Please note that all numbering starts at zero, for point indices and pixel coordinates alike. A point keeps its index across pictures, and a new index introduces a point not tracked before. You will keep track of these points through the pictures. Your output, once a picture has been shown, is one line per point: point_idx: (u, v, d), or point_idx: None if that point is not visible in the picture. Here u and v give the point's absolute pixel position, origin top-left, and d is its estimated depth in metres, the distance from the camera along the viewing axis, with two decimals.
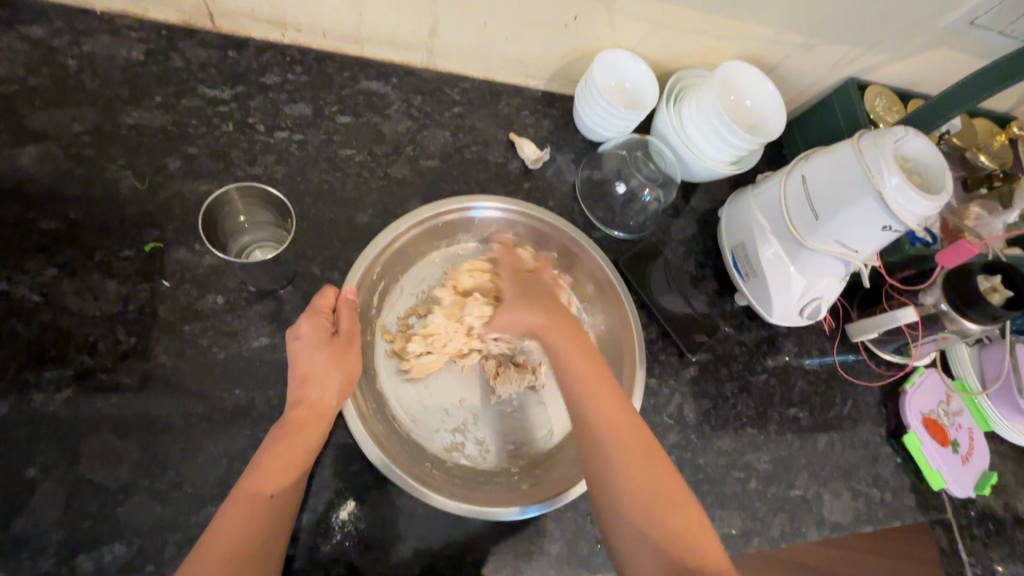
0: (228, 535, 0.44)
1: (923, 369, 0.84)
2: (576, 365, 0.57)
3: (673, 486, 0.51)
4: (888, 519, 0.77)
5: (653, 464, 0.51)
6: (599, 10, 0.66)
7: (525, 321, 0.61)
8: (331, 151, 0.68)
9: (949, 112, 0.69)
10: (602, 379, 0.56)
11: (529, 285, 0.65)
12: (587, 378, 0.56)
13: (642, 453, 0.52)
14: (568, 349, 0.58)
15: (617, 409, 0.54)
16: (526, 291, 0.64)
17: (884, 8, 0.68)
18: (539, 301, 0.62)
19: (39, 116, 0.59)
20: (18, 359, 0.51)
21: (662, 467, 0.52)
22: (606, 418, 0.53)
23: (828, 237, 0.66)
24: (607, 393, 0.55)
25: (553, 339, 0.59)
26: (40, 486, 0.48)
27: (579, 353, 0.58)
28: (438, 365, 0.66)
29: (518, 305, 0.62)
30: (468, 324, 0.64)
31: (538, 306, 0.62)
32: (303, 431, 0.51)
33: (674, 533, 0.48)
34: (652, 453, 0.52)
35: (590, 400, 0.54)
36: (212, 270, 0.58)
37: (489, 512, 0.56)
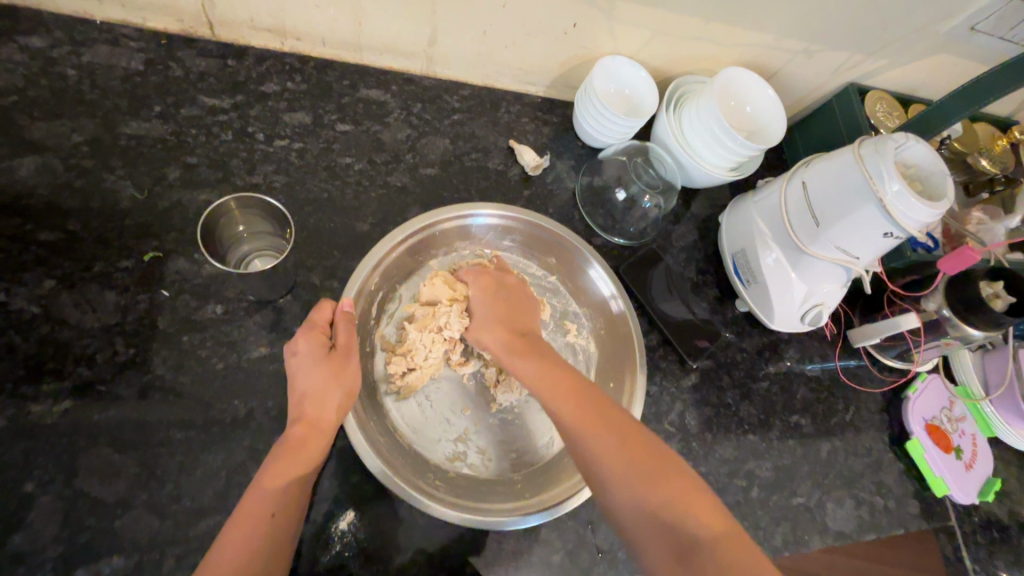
0: (229, 552, 0.43)
1: (926, 375, 0.83)
2: (536, 371, 0.56)
3: (658, 465, 0.48)
4: (892, 527, 0.77)
5: (631, 448, 0.49)
6: (599, 17, 0.66)
7: (489, 337, 0.61)
8: (330, 159, 0.67)
9: (956, 115, 0.68)
10: (566, 379, 0.55)
11: (497, 290, 0.64)
12: (548, 382, 0.55)
13: (616, 433, 0.50)
14: (526, 360, 0.57)
15: (584, 403, 0.53)
16: (491, 302, 0.63)
17: (884, 15, 0.68)
18: (503, 312, 0.62)
19: (38, 128, 0.58)
20: (15, 372, 0.51)
21: (642, 449, 0.49)
22: (575, 415, 0.52)
23: (829, 245, 0.66)
24: (570, 390, 0.54)
25: (510, 355, 0.59)
26: (38, 501, 0.48)
27: (536, 363, 0.57)
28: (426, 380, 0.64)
29: (485, 319, 0.62)
30: (446, 334, 0.64)
31: (500, 318, 0.62)
32: (305, 444, 0.50)
33: (667, 514, 0.45)
34: (629, 437, 0.50)
35: (554, 402, 0.54)
36: (212, 280, 0.58)
37: (493, 522, 0.56)
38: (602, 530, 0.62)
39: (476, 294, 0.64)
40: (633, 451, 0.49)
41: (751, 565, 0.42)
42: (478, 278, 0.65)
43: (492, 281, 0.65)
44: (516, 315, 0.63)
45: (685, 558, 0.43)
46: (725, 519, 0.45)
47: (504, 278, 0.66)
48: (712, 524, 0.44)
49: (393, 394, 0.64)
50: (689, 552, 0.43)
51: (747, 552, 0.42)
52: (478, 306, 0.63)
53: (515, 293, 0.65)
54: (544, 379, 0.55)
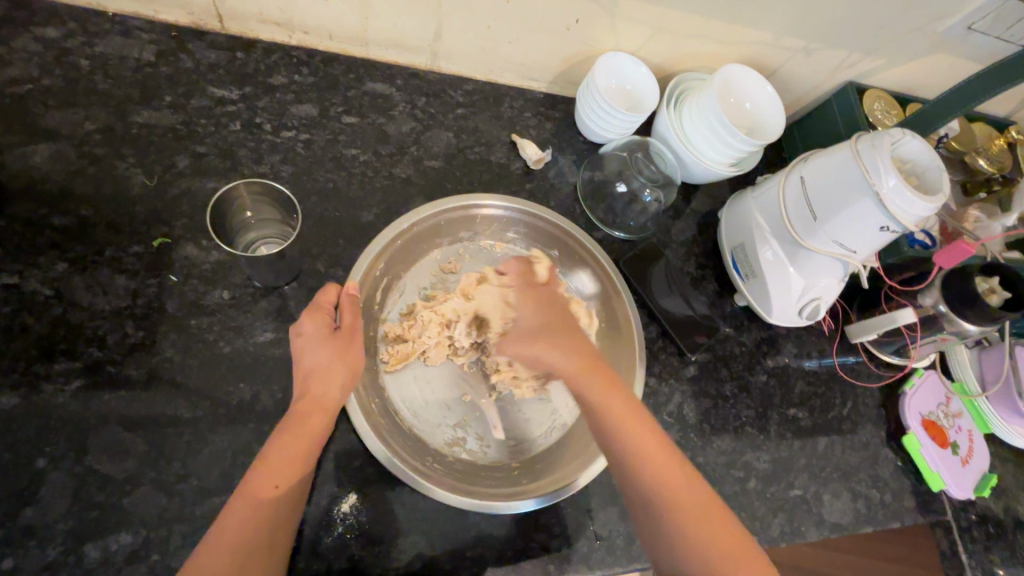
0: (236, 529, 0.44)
1: (923, 371, 0.84)
2: (618, 416, 0.52)
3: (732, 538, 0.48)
4: (888, 520, 0.78)
5: (709, 520, 0.49)
6: (600, 14, 0.67)
7: (551, 357, 0.56)
8: (336, 150, 0.69)
9: (973, 98, 0.67)
10: (645, 428, 0.52)
11: (551, 304, 0.62)
12: (634, 435, 0.51)
13: (696, 499, 0.49)
14: (607, 399, 0.52)
15: (666, 466, 0.50)
16: (549, 321, 0.59)
17: (882, 13, 0.69)
18: (564, 334, 0.58)
19: (52, 116, 0.60)
20: (28, 353, 0.52)
21: (720, 523, 0.49)
22: (657, 477, 0.50)
23: (827, 238, 0.67)
24: (652, 447, 0.51)
25: (589, 384, 0.53)
26: (49, 477, 0.49)
27: (618, 397, 0.53)
28: (412, 356, 0.64)
29: (540, 337, 0.58)
30: (444, 316, 0.65)
31: (569, 346, 0.57)
32: (306, 421, 0.51)
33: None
34: (706, 506, 0.49)
35: (637, 451, 0.50)
36: (220, 267, 0.59)
37: (494, 506, 0.58)
38: (601, 517, 0.63)
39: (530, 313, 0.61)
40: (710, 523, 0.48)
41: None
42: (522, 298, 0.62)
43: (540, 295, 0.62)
44: (575, 335, 0.59)
45: None
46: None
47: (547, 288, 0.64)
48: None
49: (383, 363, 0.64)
50: None
51: None
52: (537, 321, 0.59)
53: (563, 309, 0.62)
54: (626, 431, 0.51)
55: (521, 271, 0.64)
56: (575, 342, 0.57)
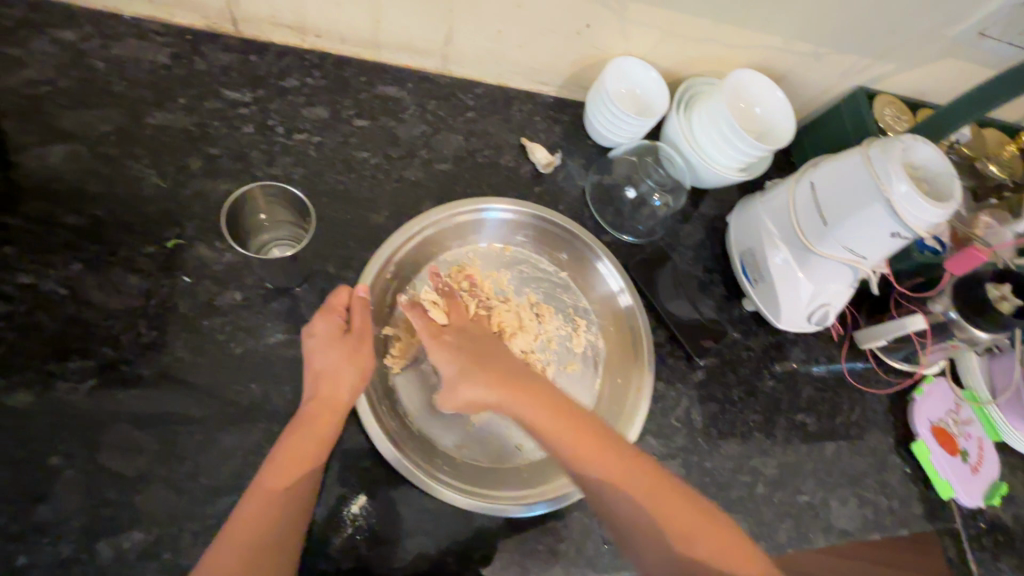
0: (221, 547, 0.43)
1: (932, 378, 0.84)
2: (546, 421, 0.54)
3: (674, 505, 0.51)
4: (896, 527, 0.77)
5: (654, 495, 0.51)
6: (611, 18, 0.68)
7: (478, 393, 0.58)
8: (347, 153, 0.69)
9: (987, 104, 0.67)
10: (570, 421, 0.55)
11: (472, 337, 0.63)
12: (561, 434, 0.53)
13: (632, 474, 0.52)
14: (546, 419, 0.55)
15: (618, 467, 0.52)
16: (465, 354, 0.60)
17: (893, 18, 0.69)
18: (489, 365, 0.59)
19: (68, 117, 0.61)
20: (42, 351, 0.53)
21: (667, 496, 0.51)
22: (611, 479, 0.52)
23: (836, 244, 0.67)
24: (599, 452, 0.53)
25: (507, 402, 0.57)
26: (62, 474, 0.50)
27: (538, 405, 0.56)
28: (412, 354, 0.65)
29: (462, 376, 0.59)
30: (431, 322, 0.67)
31: (484, 375, 0.58)
32: (318, 422, 0.51)
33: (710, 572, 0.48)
34: (663, 492, 0.51)
35: (565, 448, 0.53)
36: (231, 268, 0.60)
37: (503, 509, 0.58)
38: None
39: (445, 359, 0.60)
40: (670, 509, 0.50)
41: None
42: (432, 347, 0.61)
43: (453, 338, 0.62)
44: (505, 363, 0.60)
45: None
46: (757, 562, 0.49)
47: (464, 321, 0.65)
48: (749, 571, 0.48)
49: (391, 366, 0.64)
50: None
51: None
52: (453, 362, 0.60)
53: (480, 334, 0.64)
54: (573, 444, 0.53)
55: (426, 322, 0.62)
56: (490, 368, 0.59)
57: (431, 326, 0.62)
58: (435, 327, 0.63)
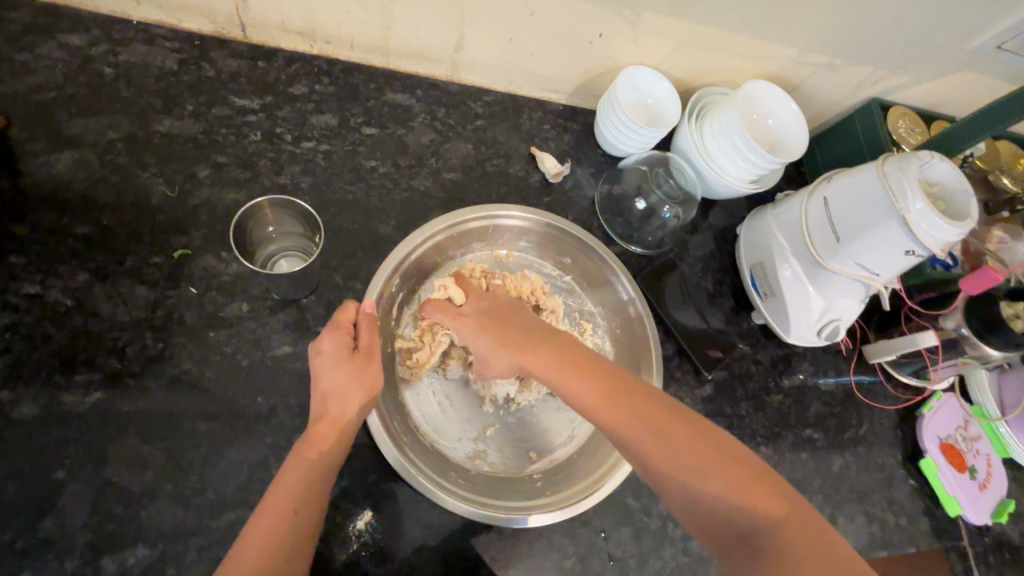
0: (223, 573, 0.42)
1: (941, 394, 0.83)
2: (563, 374, 0.53)
3: (704, 450, 0.46)
4: (903, 545, 0.77)
5: (683, 441, 0.47)
6: (625, 28, 0.67)
7: (503, 361, 0.58)
8: (356, 162, 0.68)
9: (1002, 121, 0.66)
10: (590, 370, 0.53)
11: (492, 306, 0.63)
12: (578, 383, 0.52)
13: (657, 420, 0.48)
14: (553, 368, 0.53)
15: (627, 406, 0.49)
16: (487, 321, 0.61)
17: (909, 31, 0.68)
18: (506, 328, 0.59)
19: (75, 124, 0.60)
20: (49, 362, 0.52)
21: (695, 441, 0.47)
22: (615, 418, 0.49)
23: (849, 260, 0.66)
24: (606, 394, 0.51)
25: (526, 357, 0.56)
26: (68, 488, 0.49)
27: (555, 358, 0.54)
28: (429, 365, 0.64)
29: (488, 350, 0.59)
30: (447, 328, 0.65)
31: (504, 335, 0.58)
32: (325, 441, 0.51)
33: (733, 511, 0.43)
34: (674, 428, 0.48)
35: (586, 399, 0.51)
36: (239, 278, 0.60)
37: (514, 519, 0.57)
38: (615, 537, 0.62)
39: (469, 332, 0.61)
40: (681, 445, 0.46)
41: (819, 542, 0.41)
42: (457, 321, 0.62)
43: (472, 316, 0.62)
44: (521, 322, 0.60)
45: (749, 544, 0.42)
46: (786, 499, 0.44)
47: (483, 295, 0.65)
48: (775, 509, 0.43)
49: (404, 379, 0.65)
50: (752, 537, 0.42)
51: (811, 533, 0.41)
52: (476, 328, 0.60)
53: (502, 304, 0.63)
54: (580, 387, 0.51)
55: (440, 307, 0.63)
56: (509, 330, 0.59)
57: (445, 313, 0.63)
58: (450, 308, 0.63)
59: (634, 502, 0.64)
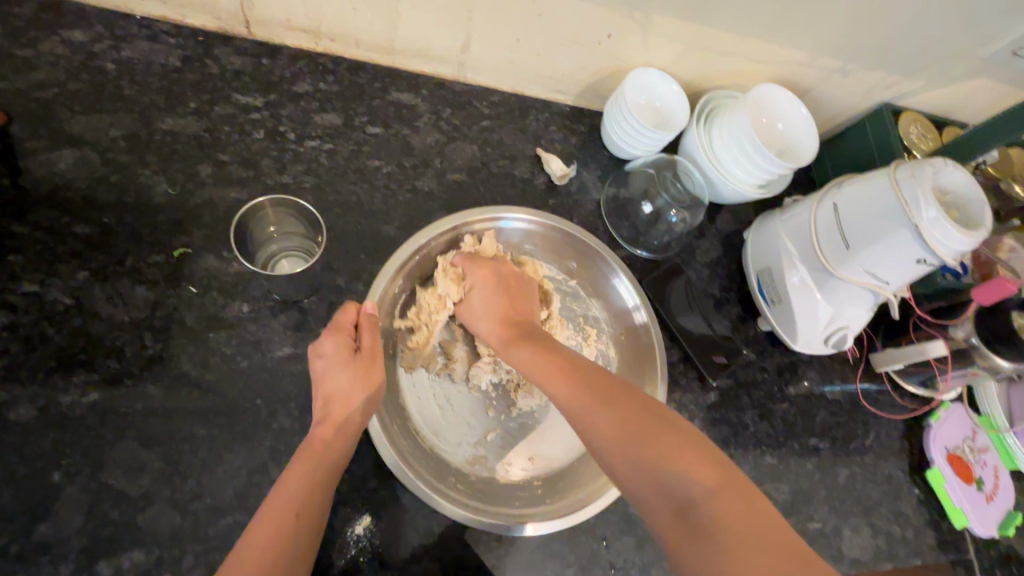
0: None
1: (949, 404, 0.82)
2: (527, 353, 0.55)
3: (646, 422, 0.45)
4: (909, 557, 0.76)
5: (624, 412, 0.46)
6: (634, 30, 0.66)
7: (490, 327, 0.60)
8: (360, 162, 0.68)
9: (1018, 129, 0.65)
10: (551, 350, 0.54)
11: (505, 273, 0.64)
12: (537, 360, 0.53)
13: (604, 394, 0.48)
14: (521, 347, 0.56)
15: (578, 382, 0.50)
16: (486, 291, 0.61)
17: (924, 36, 0.67)
18: (493, 304, 0.60)
19: (77, 122, 0.59)
20: (47, 363, 0.52)
21: (638, 414, 0.46)
22: (567, 393, 0.50)
23: (858, 267, 0.65)
24: (561, 370, 0.51)
25: (504, 337, 0.58)
26: (64, 492, 0.49)
27: (526, 340, 0.56)
28: (426, 344, 0.64)
29: (486, 312, 0.60)
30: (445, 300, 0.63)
31: (489, 313, 0.60)
32: (329, 445, 0.50)
33: (669, 482, 0.41)
34: (621, 400, 0.47)
35: (544, 375, 0.52)
36: (240, 278, 0.59)
37: (513, 527, 0.57)
38: (617, 546, 0.62)
39: (477, 286, 0.62)
40: (624, 415, 0.46)
41: (756, 518, 0.38)
42: (474, 269, 0.62)
43: (491, 273, 0.62)
44: (503, 295, 0.61)
45: (685, 518, 0.39)
46: (726, 474, 0.41)
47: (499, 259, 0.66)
48: (712, 481, 0.40)
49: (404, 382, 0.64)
50: (687, 511, 0.39)
51: (749, 509, 0.38)
52: (474, 296, 0.62)
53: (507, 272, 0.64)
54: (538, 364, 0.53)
55: (464, 256, 0.64)
56: (494, 308, 0.60)
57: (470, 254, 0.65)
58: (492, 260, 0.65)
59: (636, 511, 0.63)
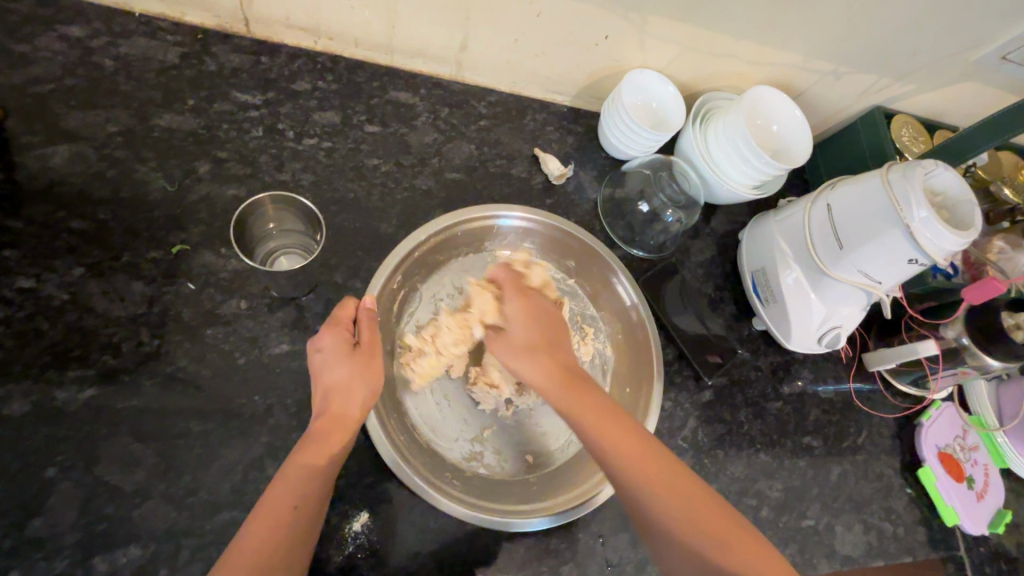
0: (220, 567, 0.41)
1: (941, 403, 0.83)
2: (589, 419, 0.51)
3: (722, 522, 0.47)
4: (899, 554, 0.76)
5: (699, 508, 0.47)
6: (632, 31, 0.66)
7: (540, 372, 0.55)
8: (357, 160, 0.68)
9: (1008, 132, 0.66)
10: (616, 421, 0.51)
11: (548, 311, 0.61)
12: (603, 432, 0.50)
13: (678, 484, 0.48)
14: (582, 411, 0.51)
15: (662, 475, 0.48)
16: (535, 333, 0.58)
17: (915, 41, 0.68)
18: (546, 350, 0.57)
19: (74, 117, 0.59)
20: (42, 358, 0.52)
21: (712, 510, 0.48)
22: (640, 477, 0.48)
23: (851, 267, 0.66)
24: (634, 449, 0.49)
25: (560, 392, 0.53)
26: (58, 486, 0.49)
27: (587, 401, 0.52)
28: (434, 371, 0.63)
29: (537, 351, 0.57)
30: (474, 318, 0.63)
31: (539, 360, 0.56)
32: (327, 439, 0.50)
33: None
34: (694, 492, 0.48)
35: (613, 453, 0.49)
36: (237, 275, 0.59)
37: (508, 523, 0.57)
38: (612, 543, 0.62)
39: (522, 320, 0.59)
40: (701, 514, 0.47)
41: None
42: (519, 303, 0.60)
43: (535, 305, 0.61)
44: (549, 344, 0.58)
45: None
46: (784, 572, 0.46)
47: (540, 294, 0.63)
48: None
49: (400, 378, 0.64)
50: None
51: None
52: (521, 333, 0.58)
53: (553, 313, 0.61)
54: (628, 455, 0.49)
55: (512, 277, 0.62)
56: (547, 355, 0.56)
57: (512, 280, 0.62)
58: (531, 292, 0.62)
59: None
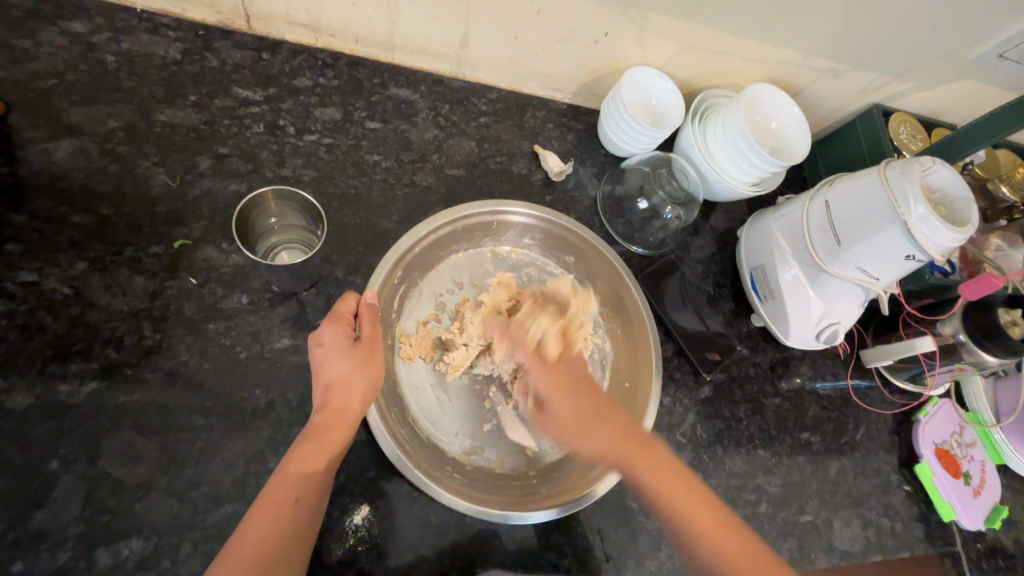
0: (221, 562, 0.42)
1: (938, 399, 0.83)
2: (663, 490, 0.51)
3: None
4: (897, 549, 0.77)
5: None
6: (631, 28, 0.67)
7: (599, 442, 0.55)
8: (358, 156, 0.68)
9: (1006, 129, 0.66)
10: (692, 495, 0.52)
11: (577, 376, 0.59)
12: (681, 503, 0.51)
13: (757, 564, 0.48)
14: (658, 481, 0.52)
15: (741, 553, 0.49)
16: (581, 401, 0.57)
17: (913, 39, 0.68)
18: (597, 419, 0.56)
19: (76, 112, 0.59)
20: (45, 352, 0.52)
21: None
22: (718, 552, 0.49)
23: (849, 264, 0.66)
24: (710, 524, 0.50)
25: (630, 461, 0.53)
26: (61, 479, 0.49)
27: (661, 470, 0.52)
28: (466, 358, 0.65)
29: (590, 420, 0.56)
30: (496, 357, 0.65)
31: (600, 428, 0.55)
32: (328, 434, 0.51)
33: None
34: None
35: (688, 525, 0.50)
36: (239, 270, 0.59)
37: (508, 516, 0.57)
38: (612, 537, 0.62)
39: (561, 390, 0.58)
40: None
41: None
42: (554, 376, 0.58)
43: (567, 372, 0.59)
44: (595, 409, 0.56)
45: None
46: None
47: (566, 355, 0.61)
48: None
49: (401, 373, 0.64)
50: None
51: None
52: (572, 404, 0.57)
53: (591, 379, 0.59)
54: (706, 531, 0.50)
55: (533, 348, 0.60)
56: (604, 422, 0.55)
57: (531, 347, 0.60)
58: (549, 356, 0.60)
59: (631, 503, 0.64)
